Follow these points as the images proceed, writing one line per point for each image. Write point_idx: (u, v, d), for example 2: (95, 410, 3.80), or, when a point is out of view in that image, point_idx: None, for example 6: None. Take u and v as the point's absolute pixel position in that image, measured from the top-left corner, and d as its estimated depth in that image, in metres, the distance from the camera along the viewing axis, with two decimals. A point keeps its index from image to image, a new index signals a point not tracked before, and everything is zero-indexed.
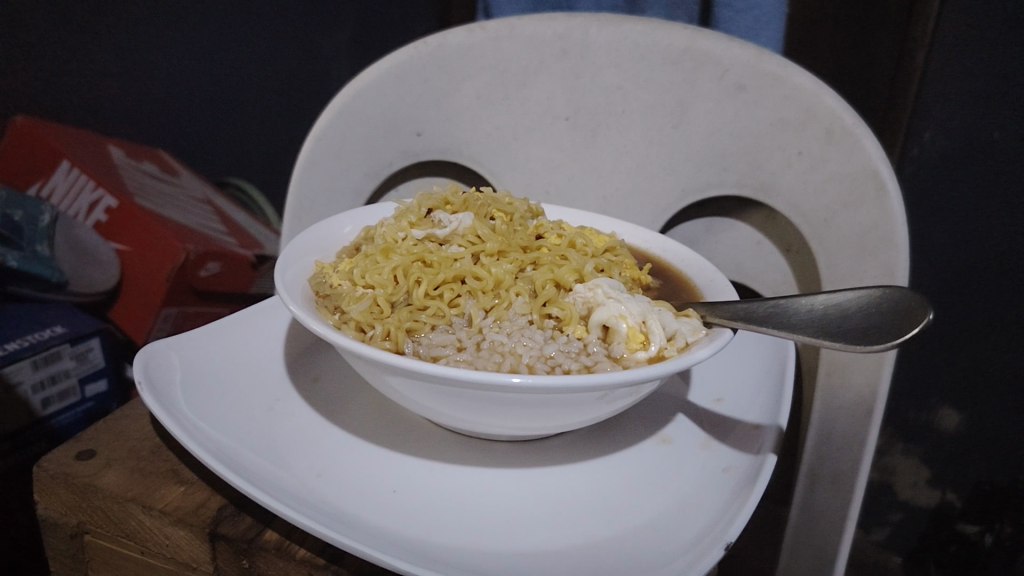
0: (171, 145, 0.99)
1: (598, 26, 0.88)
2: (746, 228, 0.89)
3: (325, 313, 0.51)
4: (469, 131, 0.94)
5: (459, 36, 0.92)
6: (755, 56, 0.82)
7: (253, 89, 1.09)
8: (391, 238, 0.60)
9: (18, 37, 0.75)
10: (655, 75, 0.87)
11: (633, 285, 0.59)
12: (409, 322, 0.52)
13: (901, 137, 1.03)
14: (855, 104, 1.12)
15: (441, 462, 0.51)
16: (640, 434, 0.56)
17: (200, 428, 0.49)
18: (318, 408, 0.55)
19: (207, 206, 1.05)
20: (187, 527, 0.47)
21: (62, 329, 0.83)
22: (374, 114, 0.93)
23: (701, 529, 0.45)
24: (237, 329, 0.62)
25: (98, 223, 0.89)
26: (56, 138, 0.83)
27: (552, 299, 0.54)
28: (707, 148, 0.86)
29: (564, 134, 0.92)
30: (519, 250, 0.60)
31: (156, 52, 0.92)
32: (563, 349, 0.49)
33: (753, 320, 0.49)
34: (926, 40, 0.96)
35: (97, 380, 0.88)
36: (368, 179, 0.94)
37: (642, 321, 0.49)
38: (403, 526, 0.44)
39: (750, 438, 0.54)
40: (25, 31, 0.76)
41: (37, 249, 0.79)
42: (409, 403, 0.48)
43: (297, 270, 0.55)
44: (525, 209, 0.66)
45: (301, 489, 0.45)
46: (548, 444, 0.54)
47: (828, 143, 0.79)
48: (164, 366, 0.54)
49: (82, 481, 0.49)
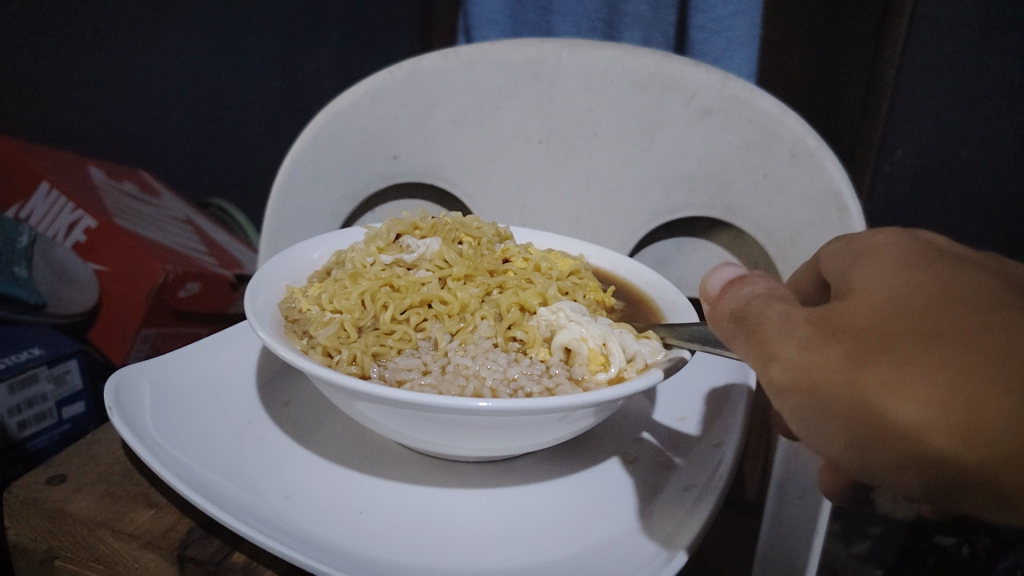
0: (154, 164, 0.97)
1: (569, 52, 0.90)
2: (715, 247, 0.93)
3: (293, 338, 0.53)
4: (446, 154, 0.96)
5: (433, 61, 0.93)
6: (721, 81, 0.85)
7: (239, 111, 1.09)
8: (360, 263, 0.61)
9: (11, 71, 0.75)
10: (625, 99, 0.89)
11: (596, 308, 0.60)
12: (376, 346, 0.54)
13: (877, 145, 1.26)
14: (858, 105, 1.29)
15: (408, 483, 0.52)
16: (605, 453, 0.57)
17: (171, 453, 0.50)
18: (288, 430, 0.56)
19: (187, 227, 1.03)
20: (155, 551, 0.48)
21: (40, 350, 0.81)
22: (351, 137, 0.93)
23: (659, 546, 0.46)
24: (209, 353, 0.63)
25: (77, 244, 0.88)
26: (36, 161, 0.82)
27: (517, 322, 0.56)
28: (676, 171, 0.89)
29: (538, 157, 0.94)
30: (486, 274, 0.61)
31: (153, 76, 0.92)
32: (526, 371, 0.51)
33: (709, 342, 0.48)
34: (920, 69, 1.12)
35: (75, 402, 0.87)
36: (345, 201, 0.95)
37: (602, 343, 0.51)
38: (368, 548, 0.45)
39: (709, 456, 0.56)
40: (16, 65, 0.76)
41: (15, 270, 0.78)
42: (378, 427, 0.49)
43: (267, 294, 0.56)
44: (493, 233, 0.68)
45: (269, 512, 0.46)
46: (514, 465, 0.55)
47: (791, 165, 0.83)
48: (133, 391, 0.55)
49: (52, 506, 0.50)
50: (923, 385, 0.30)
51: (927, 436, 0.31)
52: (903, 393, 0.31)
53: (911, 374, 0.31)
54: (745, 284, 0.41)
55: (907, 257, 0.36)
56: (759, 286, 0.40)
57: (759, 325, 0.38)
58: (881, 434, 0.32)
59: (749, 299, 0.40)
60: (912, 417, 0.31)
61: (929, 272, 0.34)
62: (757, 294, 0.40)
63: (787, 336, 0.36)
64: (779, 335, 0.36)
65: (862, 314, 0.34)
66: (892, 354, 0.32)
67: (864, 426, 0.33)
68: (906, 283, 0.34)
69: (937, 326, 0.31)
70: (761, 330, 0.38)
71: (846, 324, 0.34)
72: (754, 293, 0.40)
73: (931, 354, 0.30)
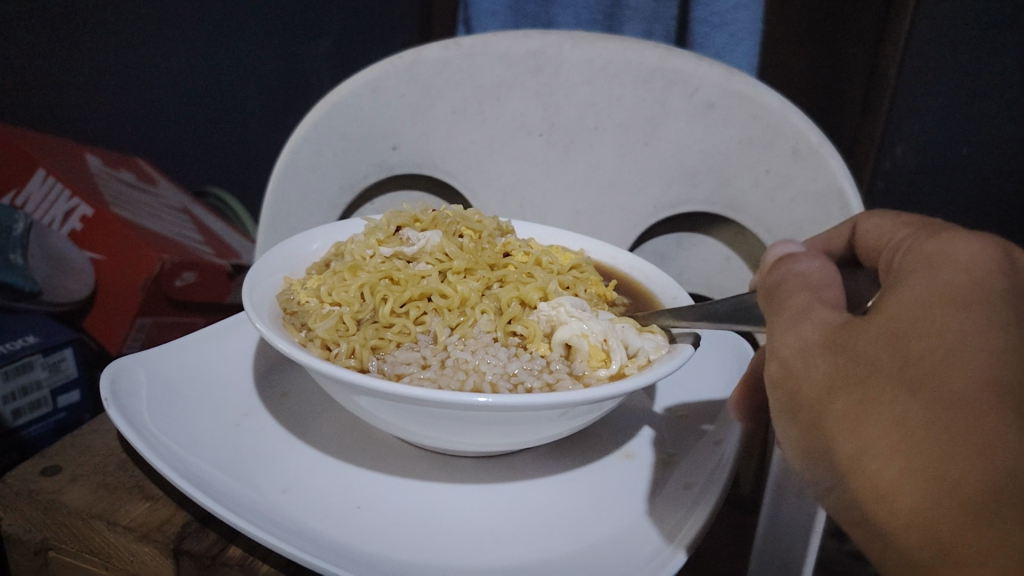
0: (151, 154, 0.95)
1: (572, 44, 0.89)
2: (716, 243, 0.93)
3: (291, 330, 0.52)
4: (445, 146, 0.95)
5: (434, 51, 0.92)
6: (724, 76, 0.84)
7: (236, 99, 1.08)
8: (360, 255, 0.61)
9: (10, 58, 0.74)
10: (627, 93, 0.88)
11: (598, 302, 0.60)
12: (374, 340, 0.53)
13: (877, 142, 1.26)
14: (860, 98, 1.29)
15: (405, 478, 0.51)
16: (604, 449, 0.57)
17: (167, 445, 0.49)
18: (287, 423, 0.55)
19: (184, 216, 1.02)
20: (151, 543, 0.47)
21: (35, 338, 0.81)
22: (351, 127, 0.92)
23: (659, 547, 0.46)
24: (205, 345, 0.62)
25: (72, 232, 0.86)
26: (28, 144, 0.80)
27: (517, 317, 0.55)
28: (678, 165, 0.88)
29: (539, 150, 0.93)
30: (487, 268, 0.61)
31: (146, 61, 0.90)
32: (526, 366, 0.51)
33: (716, 318, 0.49)
34: (898, 56, 1.16)
35: (70, 391, 0.86)
36: (344, 192, 0.94)
37: (603, 339, 0.51)
38: (365, 544, 0.44)
39: (707, 453, 0.56)
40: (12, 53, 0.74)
41: (11, 257, 0.77)
42: (376, 421, 0.49)
43: (267, 286, 0.56)
44: (494, 226, 0.67)
45: (265, 505, 0.46)
46: (512, 461, 0.55)
47: (794, 161, 0.83)
48: (129, 382, 0.54)
49: (46, 497, 0.49)
50: (879, 431, 0.33)
51: (864, 470, 0.33)
52: (861, 430, 0.34)
53: (873, 416, 0.33)
54: (796, 259, 0.44)
55: (959, 290, 0.35)
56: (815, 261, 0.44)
57: (782, 313, 0.41)
58: (828, 457, 0.36)
59: (790, 275, 0.43)
60: (863, 451, 0.33)
61: (968, 313, 0.33)
62: (799, 275, 0.43)
63: (800, 333, 0.39)
64: (795, 330, 0.39)
65: (869, 336, 0.35)
66: (869, 386, 0.34)
67: (820, 443, 0.36)
68: (931, 317, 0.34)
69: (922, 377, 0.32)
70: (782, 312, 0.41)
71: (850, 343, 0.36)
72: (795, 278, 0.43)
73: (899, 408, 0.32)
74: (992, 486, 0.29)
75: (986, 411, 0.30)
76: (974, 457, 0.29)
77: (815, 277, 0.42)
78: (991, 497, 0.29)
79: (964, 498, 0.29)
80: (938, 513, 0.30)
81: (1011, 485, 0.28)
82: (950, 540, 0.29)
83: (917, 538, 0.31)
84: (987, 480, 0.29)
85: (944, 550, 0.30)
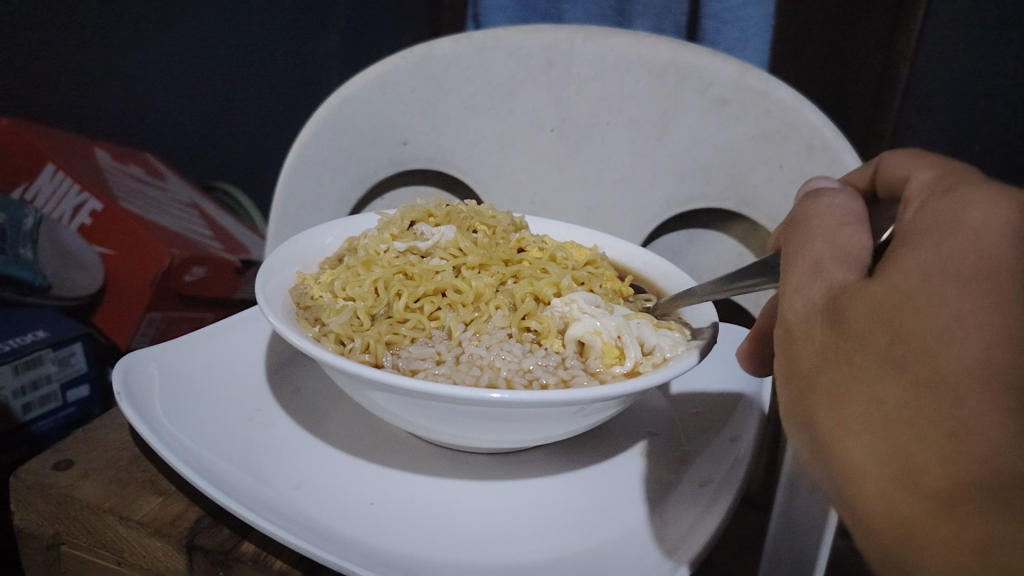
0: (159, 148, 0.94)
1: (584, 39, 0.89)
2: (728, 239, 0.92)
3: (304, 325, 0.52)
4: (456, 141, 0.94)
5: (445, 46, 0.91)
6: (738, 71, 0.83)
7: (245, 94, 1.08)
8: (374, 250, 0.60)
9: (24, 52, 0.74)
10: (639, 88, 0.88)
11: (613, 297, 0.59)
12: (389, 335, 0.53)
13: (889, 139, 1.25)
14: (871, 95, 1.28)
15: (416, 474, 0.51)
16: (618, 446, 0.57)
17: (180, 439, 0.49)
18: (298, 419, 0.55)
19: (191, 211, 1.01)
20: (164, 539, 0.47)
21: (44, 333, 0.80)
22: (362, 122, 0.92)
23: (674, 544, 0.45)
24: (218, 339, 0.62)
25: (82, 226, 0.84)
26: (36, 138, 0.78)
27: (531, 313, 0.55)
28: (691, 161, 0.88)
29: (551, 146, 0.93)
30: (501, 264, 0.61)
31: (156, 55, 0.90)
32: (541, 362, 0.50)
33: (738, 279, 0.48)
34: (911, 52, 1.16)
35: (79, 385, 0.86)
36: (355, 188, 0.94)
37: (617, 336, 0.51)
38: (377, 540, 0.44)
39: (723, 451, 0.55)
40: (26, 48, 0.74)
41: (21, 252, 0.76)
42: (387, 415, 0.49)
43: (278, 280, 0.55)
44: (508, 223, 0.67)
45: (278, 501, 0.45)
46: (525, 458, 0.55)
47: (809, 157, 0.81)
48: (142, 376, 0.54)
49: (58, 491, 0.49)
50: (860, 414, 0.31)
51: (839, 450, 0.31)
52: (843, 409, 0.32)
53: (858, 396, 0.31)
54: (821, 196, 0.40)
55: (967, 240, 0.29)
56: (835, 200, 0.39)
57: (791, 265, 0.38)
58: (809, 428, 0.34)
59: (812, 212, 0.39)
60: (842, 429, 0.31)
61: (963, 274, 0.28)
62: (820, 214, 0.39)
63: (804, 291, 0.36)
64: (798, 288, 0.36)
65: (861, 302, 0.32)
66: (857, 361, 0.31)
67: (804, 412, 0.34)
68: (925, 281, 0.29)
69: (908, 357, 0.29)
70: (789, 264, 0.38)
71: (845, 310, 0.33)
72: (815, 217, 0.39)
73: (882, 391, 0.30)
74: (966, 484, 0.27)
75: (975, 403, 0.27)
76: (949, 451, 0.27)
77: (833, 215, 0.38)
78: (962, 494, 0.27)
79: (934, 494, 0.28)
80: (909, 504, 0.29)
81: (980, 485, 0.26)
82: (918, 532, 0.28)
83: (882, 523, 0.30)
84: (961, 478, 0.27)
85: (913, 542, 0.28)
